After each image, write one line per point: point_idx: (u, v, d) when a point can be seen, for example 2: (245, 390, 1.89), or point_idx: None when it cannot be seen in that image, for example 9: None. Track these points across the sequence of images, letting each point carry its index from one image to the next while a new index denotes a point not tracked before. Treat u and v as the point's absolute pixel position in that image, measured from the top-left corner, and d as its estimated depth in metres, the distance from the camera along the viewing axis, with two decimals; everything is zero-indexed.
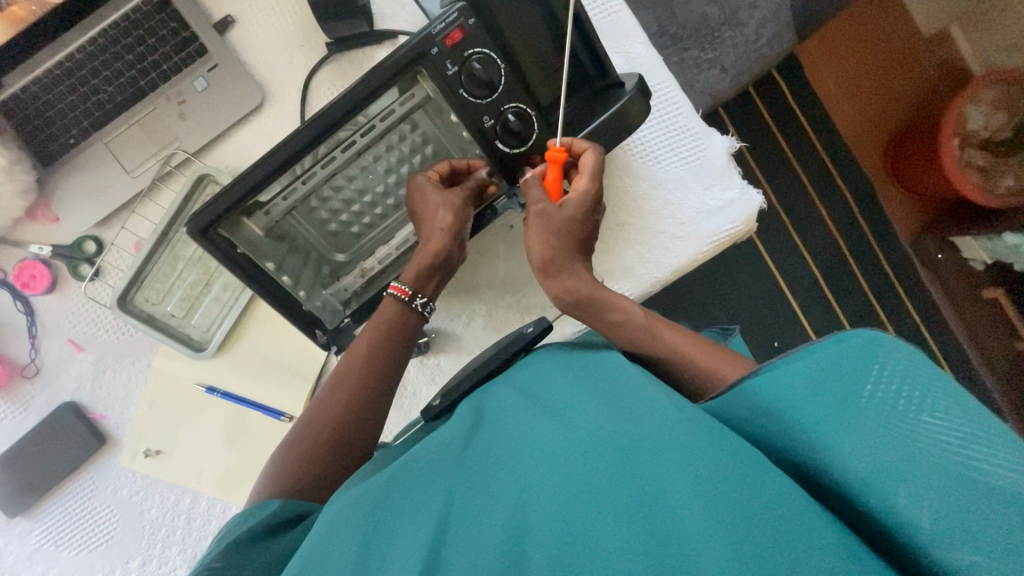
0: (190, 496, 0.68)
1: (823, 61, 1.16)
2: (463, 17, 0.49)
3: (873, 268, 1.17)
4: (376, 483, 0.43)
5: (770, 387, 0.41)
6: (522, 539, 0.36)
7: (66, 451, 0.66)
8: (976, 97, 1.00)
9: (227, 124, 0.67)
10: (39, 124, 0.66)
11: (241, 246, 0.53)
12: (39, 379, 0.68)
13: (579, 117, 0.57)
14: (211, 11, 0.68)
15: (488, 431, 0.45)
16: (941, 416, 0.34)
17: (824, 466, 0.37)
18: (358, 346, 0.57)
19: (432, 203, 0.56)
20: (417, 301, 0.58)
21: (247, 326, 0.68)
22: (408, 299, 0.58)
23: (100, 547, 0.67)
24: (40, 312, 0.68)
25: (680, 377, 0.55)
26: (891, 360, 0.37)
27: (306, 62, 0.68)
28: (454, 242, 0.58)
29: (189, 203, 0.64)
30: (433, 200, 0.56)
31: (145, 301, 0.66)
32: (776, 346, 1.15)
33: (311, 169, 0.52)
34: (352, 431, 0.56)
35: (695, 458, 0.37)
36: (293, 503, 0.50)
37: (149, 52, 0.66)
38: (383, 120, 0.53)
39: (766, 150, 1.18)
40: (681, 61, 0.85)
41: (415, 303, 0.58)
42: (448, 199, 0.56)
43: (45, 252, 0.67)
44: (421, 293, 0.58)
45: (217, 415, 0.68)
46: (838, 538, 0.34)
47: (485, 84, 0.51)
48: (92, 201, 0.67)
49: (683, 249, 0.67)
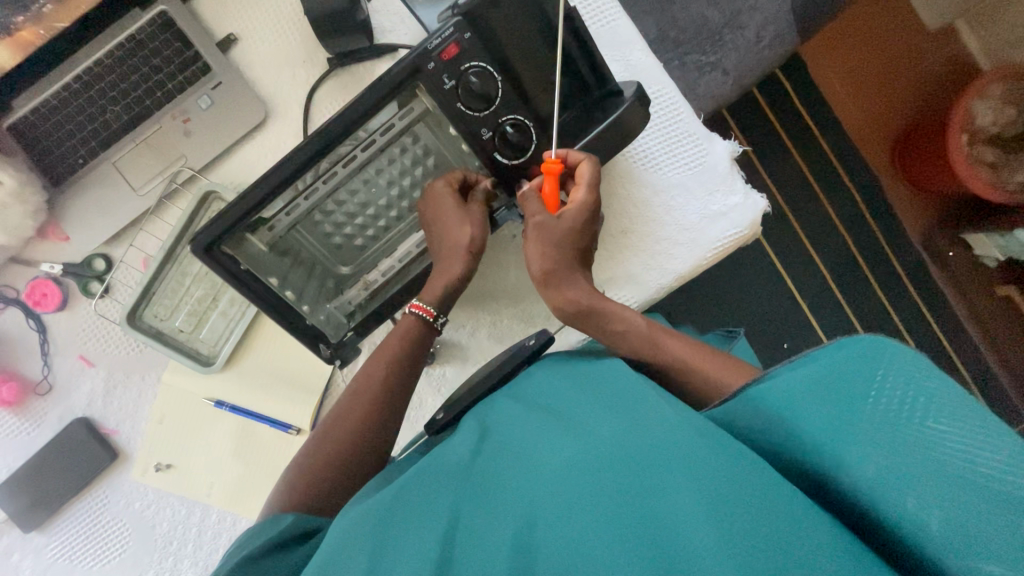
0: (201, 508, 0.69)
1: (829, 61, 1.15)
2: (459, 32, 0.49)
3: (884, 268, 1.16)
4: (381, 498, 0.43)
5: (772, 394, 0.41)
6: (529, 553, 0.36)
7: (79, 466, 0.67)
8: (984, 93, 0.99)
9: (232, 141, 0.68)
10: (48, 145, 0.67)
11: (244, 262, 0.54)
12: (52, 396, 0.69)
13: (577, 127, 0.57)
14: (214, 30, 0.69)
15: (492, 442, 0.46)
16: (948, 422, 0.33)
17: (832, 475, 0.37)
18: (371, 367, 0.58)
19: (448, 221, 0.57)
20: (439, 320, 0.59)
21: (255, 340, 0.69)
22: (432, 319, 0.59)
23: (113, 560, 0.68)
24: (52, 329, 0.69)
25: (684, 384, 0.55)
26: (894, 364, 0.36)
27: (308, 77, 0.69)
28: (474, 261, 0.58)
29: (196, 218, 0.65)
30: (453, 217, 0.56)
31: (154, 318, 0.66)
32: (786, 347, 1.14)
33: (312, 185, 0.53)
34: (358, 445, 0.56)
35: (701, 468, 0.37)
36: (305, 518, 0.50)
37: (154, 72, 0.67)
38: (383, 134, 0.54)
39: (772, 152, 1.17)
40: (682, 65, 0.85)
41: (437, 322, 0.59)
42: (467, 218, 0.57)
43: (57, 270, 0.68)
44: (443, 312, 0.59)
45: (225, 428, 0.69)
46: (848, 545, 0.33)
47: (481, 97, 0.52)
48: (100, 220, 0.68)
49: (687, 254, 0.67)
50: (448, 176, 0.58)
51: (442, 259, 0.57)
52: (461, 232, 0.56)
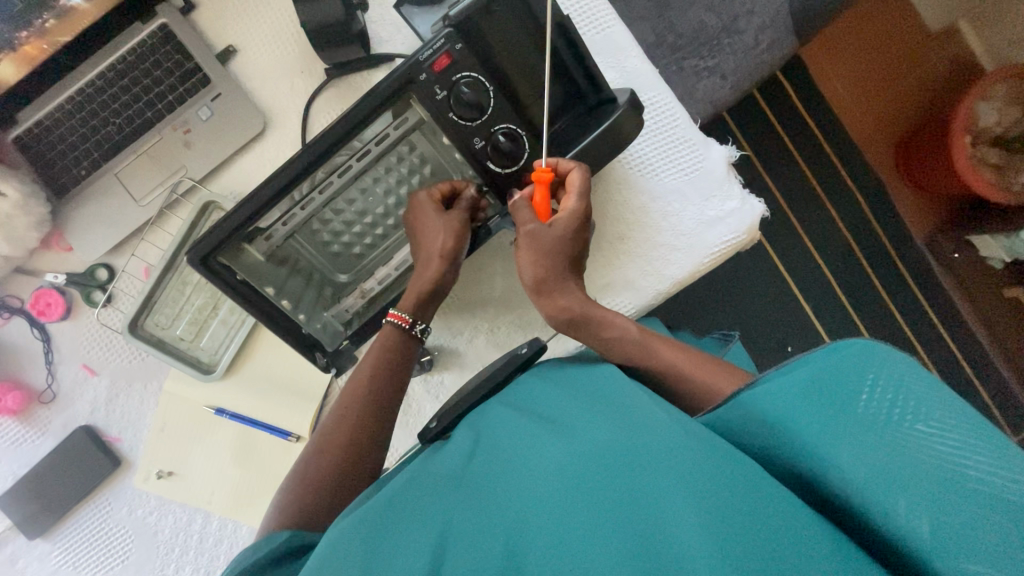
0: (202, 515, 0.69)
1: (830, 63, 1.15)
2: (451, 43, 0.50)
3: (888, 270, 1.15)
4: (375, 505, 0.43)
5: (765, 400, 0.41)
6: (520, 554, 0.36)
7: (82, 473, 0.68)
8: (987, 94, 0.98)
9: (230, 151, 0.69)
10: (51, 157, 0.68)
11: (240, 272, 0.54)
12: (55, 404, 0.70)
13: (569, 136, 0.57)
14: (214, 42, 0.70)
15: (486, 448, 0.46)
16: (935, 424, 0.34)
17: (821, 477, 0.37)
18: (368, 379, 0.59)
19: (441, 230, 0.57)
20: (417, 328, 0.59)
21: (255, 348, 0.69)
22: (409, 326, 0.59)
23: (116, 567, 0.69)
24: (56, 337, 0.70)
25: (679, 391, 0.55)
26: (885, 367, 0.36)
27: (306, 87, 0.70)
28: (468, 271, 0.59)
29: (196, 227, 0.66)
30: (446, 225, 0.57)
31: (155, 326, 0.67)
32: (790, 350, 1.14)
33: (308, 195, 0.54)
34: (354, 453, 0.56)
35: (692, 472, 0.37)
36: (300, 533, 0.50)
37: (156, 84, 0.68)
38: (378, 144, 0.54)
39: (774, 155, 1.16)
40: (679, 70, 0.85)
41: (415, 330, 0.60)
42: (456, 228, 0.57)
43: (61, 280, 0.69)
44: (421, 320, 0.60)
45: (226, 436, 0.69)
46: (836, 548, 0.33)
47: (474, 107, 0.52)
48: (102, 230, 0.69)
49: (684, 260, 0.67)
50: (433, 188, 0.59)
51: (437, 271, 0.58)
52: (453, 241, 0.57)
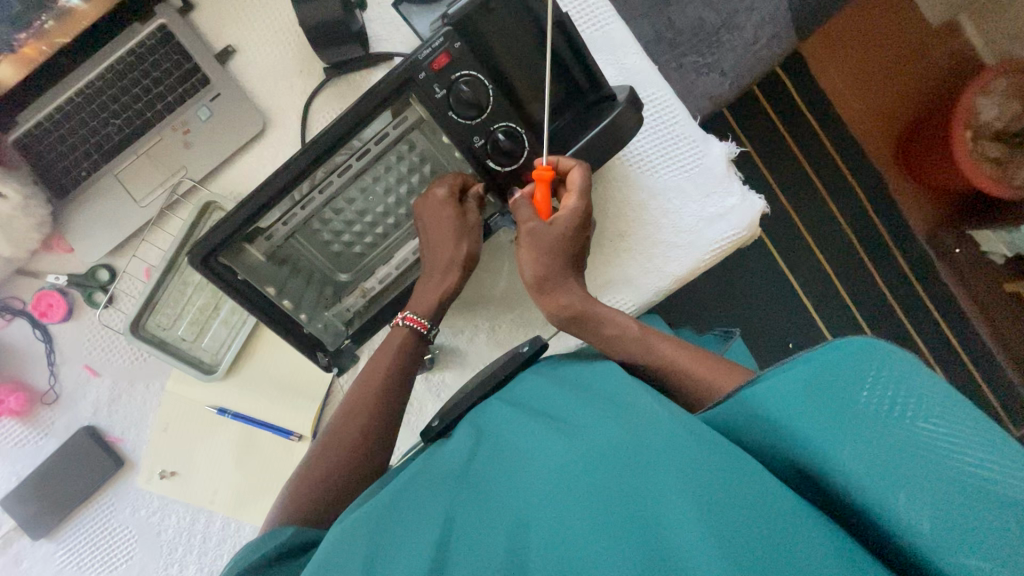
0: (205, 515, 0.69)
1: (830, 59, 1.14)
2: (449, 42, 0.50)
3: (889, 265, 1.15)
4: (379, 502, 0.43)
5: (767, 396, 0.41)
6: (524, 552, 0.36)
7: (86, 473, 0.68)
8: (988, 89, 0.98)
9: (231, 152, 0.69)
10: (51, 158, 0.68)
11: (241, 271, 0.54)
12: (58, 405, 0.70)
13: (571, 133, 0.57)
14: (212, 42, 0.70)
15: (488, 446, 0.46)
16: (937, 421, 0.34)
17: (824, 474, 0.37)
18: (370, 377, 0.59)
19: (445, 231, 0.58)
20: (433, 332, 0.60)
21: (257, 348, 0.70)
22: (425, 331, 0.59)
23: (120, 567, 0.69)
24: (58, 339, 0.70)
25: (680, 388, 0.55)
26: (887, 364, 0.36)
27: (305, 87, 0.70)
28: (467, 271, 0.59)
29: (197, 228, 0.66)
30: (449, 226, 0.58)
31: (157, 326, 0.67)
32: (791, 346, 1.14)
33: (309, 194, 0.54)
34: (357, 452, 0.56)
35: (694, 468, 0.37)
36: (304, 531, 0.50)
37: (154, 85, 0.68)
38: (377, 143, 0.55)
39: (774, 151, 1.16)
40: (679, 67, 0.84)
41: (431, 333, 0.60)
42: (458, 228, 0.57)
43: (62, 282, 0.70)
44: (436, 324, 0.60)
45: (228, 435, 0.69)
46: (839, 544, 0.33)
47: (473, 105, 0.52)
48: (102, 232, 0.69)
49: (685, 257, 0.67)
50: (455, 185, 0.58)
51: (438, 271, 0.59)
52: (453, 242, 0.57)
